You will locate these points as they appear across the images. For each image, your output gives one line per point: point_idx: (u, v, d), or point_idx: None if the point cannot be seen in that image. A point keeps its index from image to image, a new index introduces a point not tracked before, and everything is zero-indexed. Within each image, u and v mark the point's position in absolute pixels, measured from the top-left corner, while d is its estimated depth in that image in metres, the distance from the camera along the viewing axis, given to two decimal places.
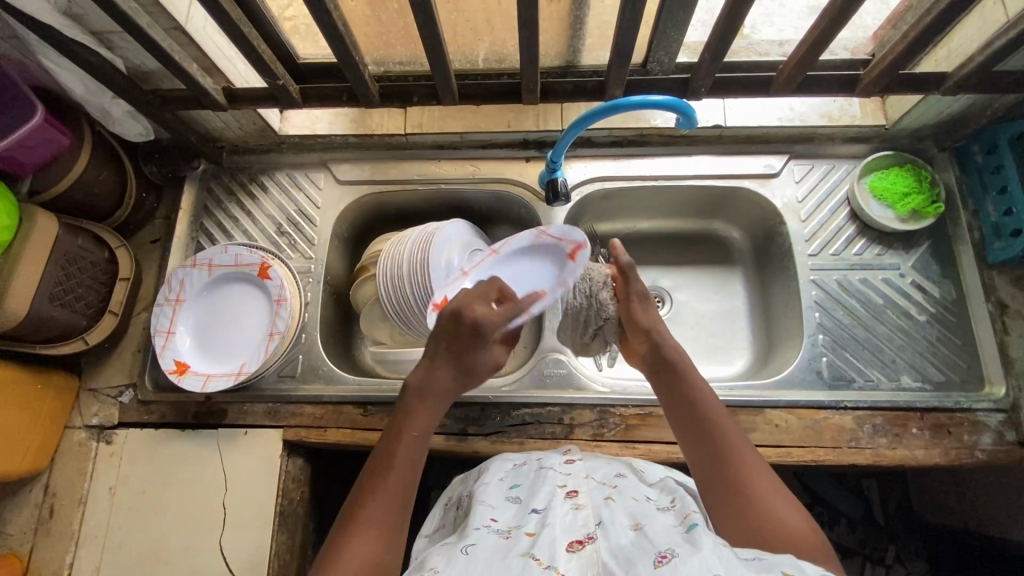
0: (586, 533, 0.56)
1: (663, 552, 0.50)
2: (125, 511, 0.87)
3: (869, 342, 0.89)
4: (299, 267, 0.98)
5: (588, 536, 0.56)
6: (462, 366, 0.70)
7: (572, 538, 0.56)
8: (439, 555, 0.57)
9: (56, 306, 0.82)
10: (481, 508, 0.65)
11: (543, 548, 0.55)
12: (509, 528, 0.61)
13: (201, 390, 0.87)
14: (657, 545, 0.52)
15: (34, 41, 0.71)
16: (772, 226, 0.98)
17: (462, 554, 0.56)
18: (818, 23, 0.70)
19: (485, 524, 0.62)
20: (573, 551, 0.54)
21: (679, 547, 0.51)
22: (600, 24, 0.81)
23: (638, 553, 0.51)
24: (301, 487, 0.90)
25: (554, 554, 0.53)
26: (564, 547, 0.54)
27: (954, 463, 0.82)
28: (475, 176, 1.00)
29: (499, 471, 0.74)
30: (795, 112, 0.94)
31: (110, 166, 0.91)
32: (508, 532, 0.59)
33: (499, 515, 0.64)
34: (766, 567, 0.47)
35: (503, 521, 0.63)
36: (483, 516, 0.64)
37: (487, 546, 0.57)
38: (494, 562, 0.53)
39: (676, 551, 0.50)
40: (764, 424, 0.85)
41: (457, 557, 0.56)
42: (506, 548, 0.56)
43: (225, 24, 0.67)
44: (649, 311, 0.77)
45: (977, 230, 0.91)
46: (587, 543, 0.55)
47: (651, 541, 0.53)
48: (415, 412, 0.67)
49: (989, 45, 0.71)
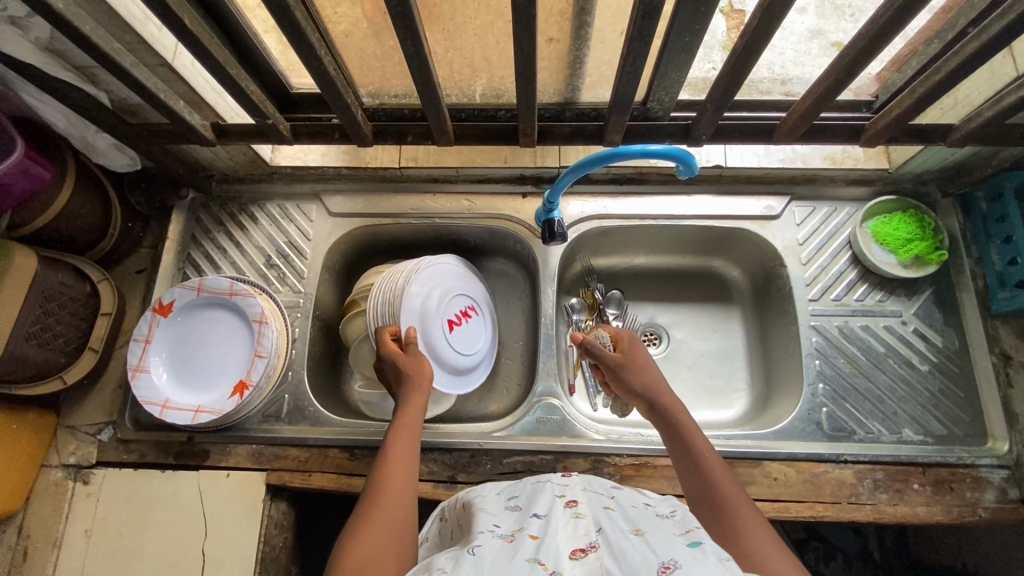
0: (588, 541, 0.51)
1: (666, 563, 0.47)
2: (99, 556, 0.84)
3: (870, 393, 0.87)
4: (288, 302, 0.96)
5: (591, 544, 0.50)
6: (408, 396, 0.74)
7: (575, 546, 0.50)
8: (445, 559, 0.51)
9: (32, 346, 0.79)
10: (482, 515, 0.60)
11: (548, 554, 0.49)
12: (511, 533, 0.55)
13: (162, 418, 0.84)
14: (660, 553, 0.48)
15: (15, 78, 0.69)
16: (772, 267, 0.96)
17: (469, 555, 0.50)
18: (826, 75, 0.68)
19: (488, 530, 0.57)
20: (575, 559, 0.49)
21: (682, 559, 0.47)
22: (601, 64, 0.78)
23: (640, 561, 0.47)
24: (283, 533, 0.88)
25: (558, 560, 0.48)
26: (567, 554, 0.49)
27: (956, 521, 0.80)
28: (470, 211, 0.98)
29: (491, 491, 0.69)
30: (797, 154, 0.93)
31: (94, 197, 0.89)
32: (511, 536, 0.54)
33: (501, 521, 0.59)
34: None
35: (505, 526, 0.57)
36: (485, 522, 0.58)
37: (492, 549, 0.51)
38: (501, 566, 0.48)
39: (679, 562, 0.46)
40: (762, 477, 0.82)
41: (464, 559, 0.50)
42: (508, 552, 0.50)
43: (213, 67, 0.65)
44: (640, 372, 0.77)
45: (981, 278, 0.89)
46: (591, 550, 0.49)
47: (653, 548, 0.49)
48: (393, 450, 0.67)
49: (998, 101, 0.69)
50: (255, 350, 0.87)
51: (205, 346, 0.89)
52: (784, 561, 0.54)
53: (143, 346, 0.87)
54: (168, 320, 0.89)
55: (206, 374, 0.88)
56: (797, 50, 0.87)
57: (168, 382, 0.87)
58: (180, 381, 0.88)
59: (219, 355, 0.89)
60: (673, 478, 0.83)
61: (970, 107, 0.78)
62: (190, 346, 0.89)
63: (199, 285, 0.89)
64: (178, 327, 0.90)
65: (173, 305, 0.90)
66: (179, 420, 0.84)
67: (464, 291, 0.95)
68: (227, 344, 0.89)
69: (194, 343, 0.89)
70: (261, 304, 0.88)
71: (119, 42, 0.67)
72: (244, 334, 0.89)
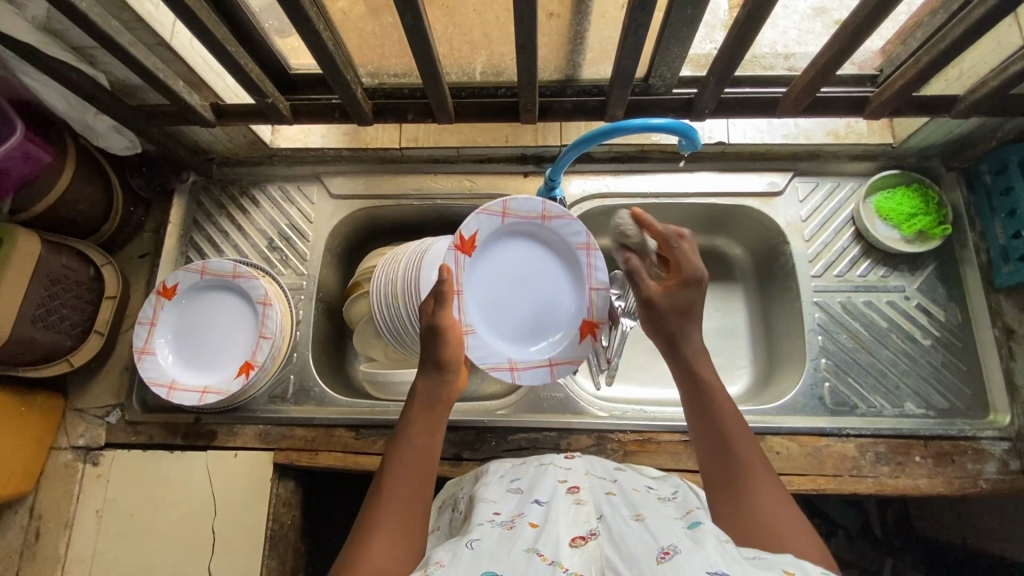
0: (589, 529, 0.52)
1: (666, 548, 0.47)
2: (111, 536, 0.85)
3: (873, 368, 0.88)
4: (291, 284, 0.96)
5: (591, 531, 0.51)
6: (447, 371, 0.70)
7: (575, 533, 0.51)
8: (443, 549, 0.50)
9: (39, 329, 0.80)
10: (483, 504, 0.60)
11: (547, 543, 0.50)
12: (511, 519, 0.56)
13: (166, 398, 0.85)
14: (660, 539, 0.48)
15: (12, 58, 0.68)
16: (775, 244, 0.96)
17: (467, 548, 0.50)
18: (830, 45, 0.68)
19: (488, 519, 0.57)
20: (575, 547, 0.50)
21: (682, 543, 0.47)
22: (602, 39, 0.77)
23: (640, 547, 0.48)
24: (291, 511, 0.89)
25: (558, 549, 0.49)
26: (567, 542, 0.50)
27: (957, 492, 0.81)
28: (470, 191, 0.98)
29: (495, 475, 0.69)
30: (799, 129, 0.92)
31: (95, 180, 0.89)
32: (511, 522, 0.54)
33: (502, 508, 0.59)
34: (768, 565, 0.45)
35: (506, 514, 0.57)
36: (485, 510, 0.58)
37: (491, 539, 0.51)
38: (500, 559, 0.48)
39: (679, 546, 0.46)
40: (765, 452, 0.83)
41: (461, 553, 0.49)
42: (507, 541, 0.51)
43: (211, 44, 0.65)
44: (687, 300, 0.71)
45: (984, 253, 0.89)
46: (590, 539, 0.50)
47: (654, 535, 0.49)
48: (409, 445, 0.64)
49: (1003, 70, 0.69)
50: (259, 331, 0.88)
51: (208, 330, 0.89)
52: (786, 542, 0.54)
53: (144, 331, 0.88)
54: (169, 304, 0.90)
55: (211, 355, 0.89)
56: (801, 28, 0.83)
57: (172, 364, 0.88)
58: (184, 364, 0.88)
59: (221, 338, 0.89)
60: (675, 454, 0.84)
61: (975, 78, 0.77)
62: (194, 331, 0.90)
63: (203, 267, 0.89)
64: (184, 308, 0.90)
65: (172, 289, 0.90)
66: (186, 399, 0.85)
67: None
68: (229, 328, 0.89)
69: (196, 324, 0.90)
70: (263, 286, 0.88)
71: (117, 20, 0.67)
72: (246, 319, 0.90)
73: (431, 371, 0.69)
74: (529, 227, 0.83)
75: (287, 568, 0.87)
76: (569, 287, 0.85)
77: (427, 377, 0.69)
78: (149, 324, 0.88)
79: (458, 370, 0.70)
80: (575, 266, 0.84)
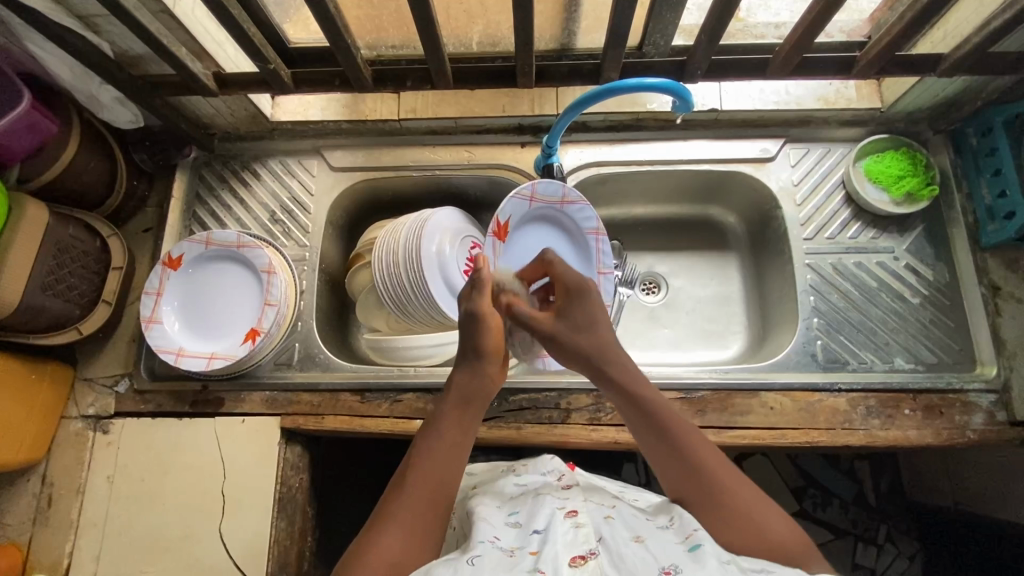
0: (588, 548, 0.53)
1: (667, 567, 0.50)
2: (122, 501, 0.87)
3: (863, 326, 0.90)
4: (294, 255, 0.98)
5: (591, 551, 0.53)
6: (481, 361, 0.69)
7: (574, 553, 0.53)
8: (443, 565, 0.51)
9: (48, 296, 0.81)
10: (483, 523, 0.60)
11: (548, 563, 0.51)
12: (511, 546, 0.56)
13: (174, 364, 0.87)
14: (660, 557, 0.51)
15: (18, 25, 0.70)
16: (767, 210, 0.99)
17: (468, 564, 0.51)
18: (816, 4, 0.69)
19: (489, 539, 0.57)
20: (575, 567, 0.51)
21: (682, 562, 0.50)
22: (597, 5, 0.80)
23: (640, 566, 0.50)
24: (299, 475, 0.91)
25: (557, 568, 0.50)
26: (567, 562, 0.51)
27: (946, 443, 0.83)
28: (469, 162, 1.00)
29: (492, 500, 0.67)
30: (791, 95, 0.94)
31: (100, 154, 0.90)
32: (512, 549, 0.55)
33: (502, 532, 0.59)
34: None
35: (506, 538, 0.57)
36: (485, 532, 0.58)
37: (492, 556, 0.53)
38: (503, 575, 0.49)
39: (680, 566, 0.49)
40: (759, 407, 0.86)
41: (462, 568, 0.50)
42: (509, 563, 0.52)
43: (215, 6, 0.66)
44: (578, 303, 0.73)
45: (971, 213, 0.91)
46: (590, 558, 0.52)
47: (654, 553, 0.52)
48: (437, 441, 0.63)
49: (985, 26, 0.71)
50: (265, 300, 0.89)
51: (213, 305, 0.91)
52: (774, 516, 0.57)
53: (151, 304, 0.89)
54: (175, 277, 0.91)
55: (218, 325, 0.90)
56: (793, 9, 0.86)
57: (178, 334, 0.89)
58: (189, 336, 0.90)
59: (226, 312, 0.91)
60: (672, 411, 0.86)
61: (960, 38, 0.79)
62: (200, 306, 0.91)
63: (207, 239, 0.91)
64: (190, 281, 0.92)
65: (178, 260, 0.91)
66: (194, 364, 0.87)
67: (467, 238, 0.96)
68: (233, 304, 0.91)
69: (201, 297, 0.91)
70: (268, 255, 0.90)
71: None
72: (250, 297, 0.91)
73: (469, 359, 0.69)
74: (549, 209, 0.94)
75: (296, 530, 0.89)
76: (581, 267, 0.97)
77: (466, 365, 0.69)
78: (155, 296, 0.89)
79: (496, 357, 0.69)
80: (581, 244, 0.96)
